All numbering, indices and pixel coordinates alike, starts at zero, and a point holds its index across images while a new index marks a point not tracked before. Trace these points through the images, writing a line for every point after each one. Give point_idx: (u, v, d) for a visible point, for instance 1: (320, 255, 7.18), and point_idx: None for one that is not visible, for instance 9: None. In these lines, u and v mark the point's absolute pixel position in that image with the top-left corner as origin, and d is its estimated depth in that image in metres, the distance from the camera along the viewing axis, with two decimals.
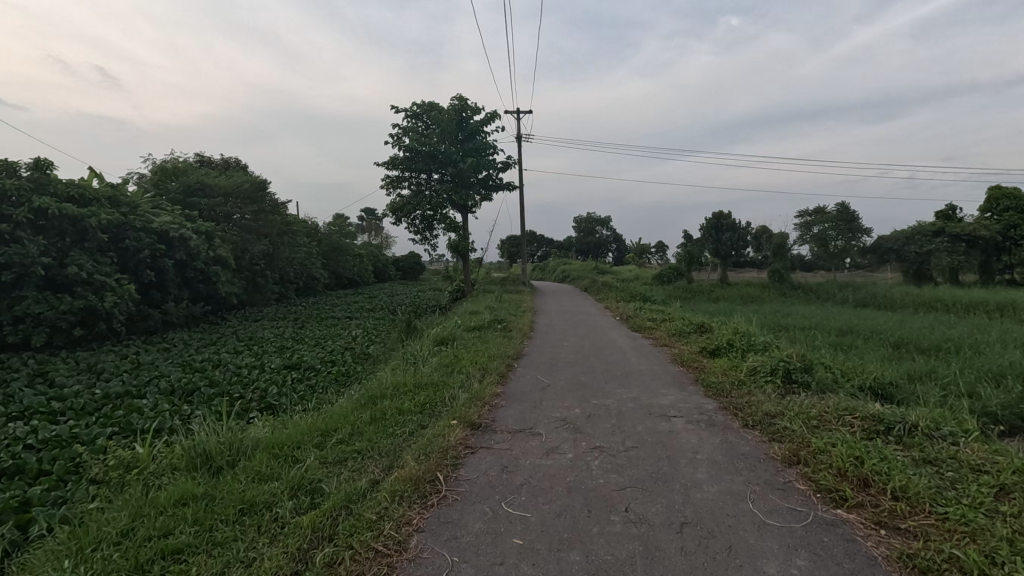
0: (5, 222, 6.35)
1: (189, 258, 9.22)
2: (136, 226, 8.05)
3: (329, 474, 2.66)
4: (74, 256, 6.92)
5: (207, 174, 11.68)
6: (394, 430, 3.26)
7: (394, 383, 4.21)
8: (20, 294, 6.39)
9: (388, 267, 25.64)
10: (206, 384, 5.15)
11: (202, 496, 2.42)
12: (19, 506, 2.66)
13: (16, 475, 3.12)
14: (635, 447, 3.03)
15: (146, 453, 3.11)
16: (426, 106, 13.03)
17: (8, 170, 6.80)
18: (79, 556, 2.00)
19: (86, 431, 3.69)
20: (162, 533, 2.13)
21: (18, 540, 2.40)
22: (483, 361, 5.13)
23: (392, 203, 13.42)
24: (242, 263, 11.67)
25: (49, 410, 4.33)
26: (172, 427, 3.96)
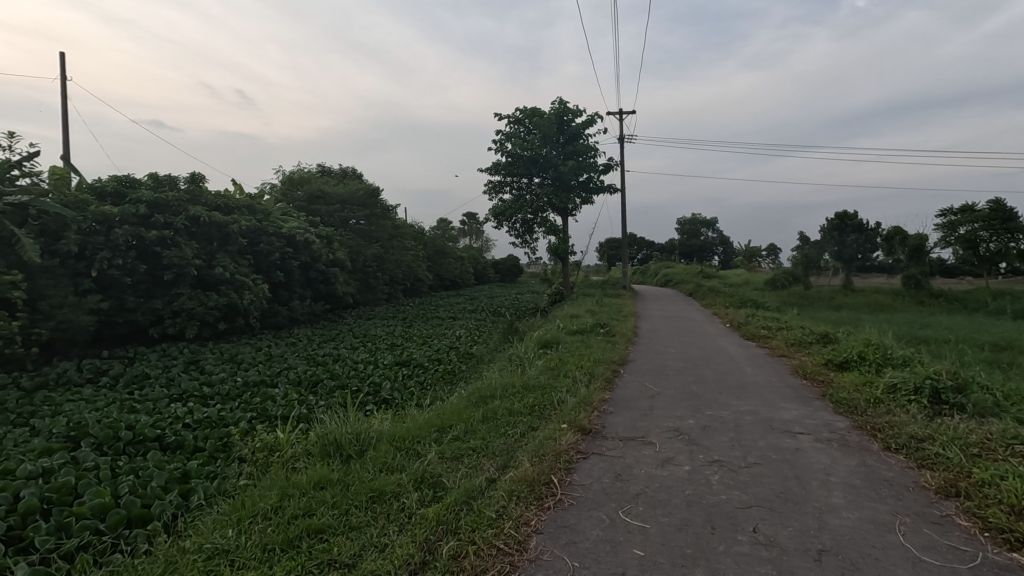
0: (168, 229, 7.33)
1: (313, 260, 10.06)
2: (270, 231, 8.93)
3: (450, 469, 2.76)
4: (220, 259, 7.82)
5: (327, 183, 12.68)
6: (506, 431, 3.33)
7: (502, 384, 4.30)
8: (177, 292, 7.31)
9: (487, 269, 26.26)
10: (328, 376, 5.58)
11: (336, 482, 2.62)
12: (181, 477, 3.05)
13: (178, 449, 3.57)
14: (757, 464, 2.85)
15: (286, 437, 3.44)
16: (529, 112, 13.26)
17: (170, 183, 7.83)
18: (240, 526, 2.26)
19: (233, 415, 4.15)
20: (305, 512, 2.34)
21: (182, 506, 2.75)
22: (588, 365, 5.09)
23: (494, 208, 13.69)
24: (357, 265, 12.52)
25: (201, 393, 4.92)
26: (302, 415, 4.33)
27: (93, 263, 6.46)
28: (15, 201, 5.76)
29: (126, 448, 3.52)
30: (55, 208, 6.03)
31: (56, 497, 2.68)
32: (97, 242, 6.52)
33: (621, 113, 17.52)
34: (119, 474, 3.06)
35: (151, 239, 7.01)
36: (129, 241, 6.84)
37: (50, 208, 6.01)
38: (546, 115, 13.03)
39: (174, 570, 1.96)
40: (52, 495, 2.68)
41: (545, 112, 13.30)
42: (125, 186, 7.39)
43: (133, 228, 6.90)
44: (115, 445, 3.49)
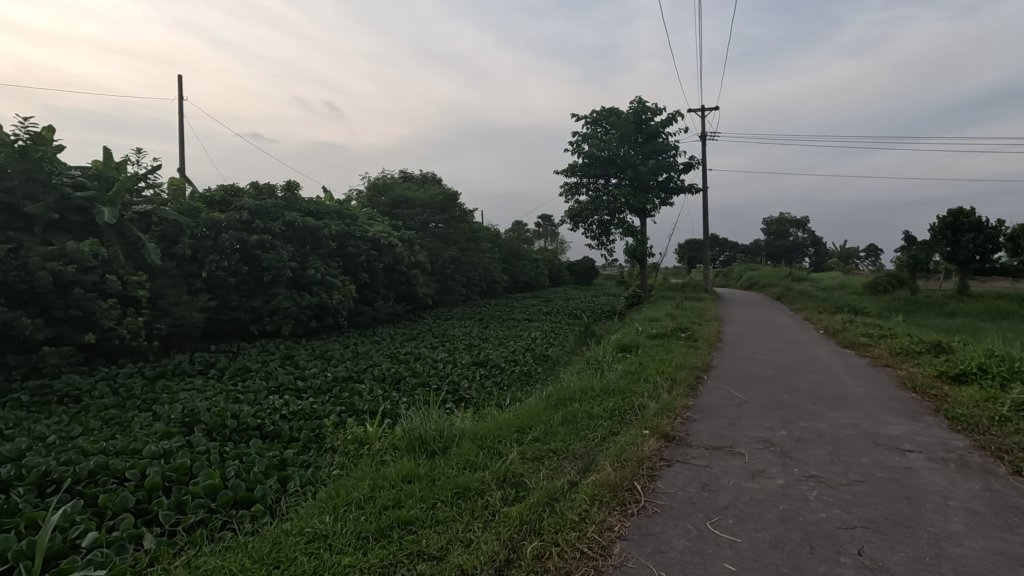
0: (267, 233, 7.91)
1: (396, 262, 10.48)
2: (357, 235, 9.39)
3: (531, 470, 2.78)
4: (312, 261, 8.33)
5: (409, 188, 13.16)
6: (586, 434, 3.30)
7: (581, 387, 4.26)
8: (275, 292, 7.87)
9: (562, 271, 26.20)
10: (410, 374, 5.79)
11: (422, 476, 2.71)
12: (280, 464, 3.27)
13: (276, 439, 3.84)
14: (860, 481, 2.64)
15: (373, 431, 3.60)
16: (606, 112, 13.08)
17: (269, 191, 8.46)
18: (335, 513, 2.39)
19: (324, 408, 4.40)
20: (395, 504, 2.44)
21: (281, 492, 2.95)
22: (670, 370, 4.94)
23: (570, 209, 13.61)
24: (436, 266, 12.90)
25: (296, 387, 5.27)
26: (387, 410, 4.52)
27: (203, 265, 7.09)
28: (141, 209, 6.45)
29: (232, 434, 3.83)
30: (173, 216, 6.68)
31: (175, 477, 2.97)
32: (207, 246, 7.18)
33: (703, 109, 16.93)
34: (226, 459, 3.33)
35: (253, 243, 7.60)
36: (234, 245, 7.46)
37: (169, 215, 6.67)
38: (624, 115, 12.81)
39: (279, 550, 2.11)
40: (172, 475, 2.97)
41: (623, 112, 13.08)
42: (230, 194, 8.06)
43: (237, 233, 7.51)
44: (223, 431, 3.81)
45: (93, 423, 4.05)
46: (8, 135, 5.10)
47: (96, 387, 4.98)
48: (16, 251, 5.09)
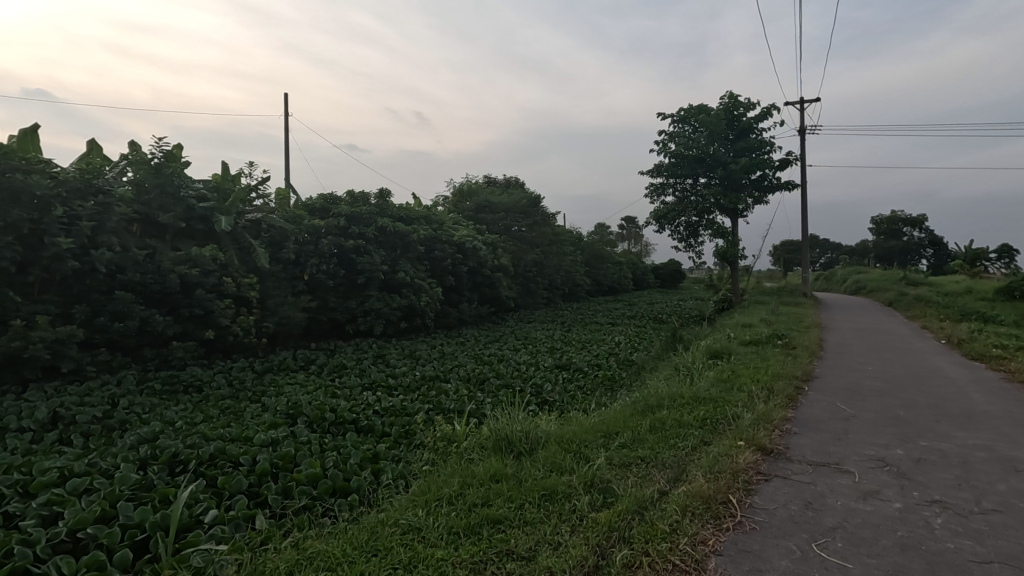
0: (361, 239, 8.37)
1: (480, 265, 10.70)
2: (443, 239, 9.70)
3: (619, 477, 2.73)
4: (402, 265, 8.71)
5: (493, 193, 13.41)
6: (676, 443, 3.19)
7: (670, 394, 4.11)
8: (368, 293, 8.30)
9: (647, 274, 25.50)
10: (494, 376, 5.88)
11: (509, 476, 2.74)
12: (374, 457, 3.44)
13: (370, 433, 4.05)
14: (996, 511, 2.34)
15: (461, 429, 3.70)
16: (694, 109, 12.59)
17: (364, 199, 8.96)
18: (427, 507, 2.48)
19: (414, 406, 4.58)
20: (483, 502, 2.49)
21: (376, 483, 3.11)
22: (766, 379, 4.65)
23: (656, 211, 13.24)
24: (519, 269, 13.02)
25: (388, 384, 5.53)
26: (472, 410, 4.62)
27: (305, 268, 7.63)
28: (253, 218, 7.05)
29: (330, 427, 4.08)
30: (280, 223, 7.25)
31: (281, 464, 3.21)
32: (309, 250, 7.72)
33: (802, 102, 15.87)
34: (326, 449, 3.55)
35: (348, 248, 8.07)
36: (332, 250, 7.96)
37: (276, 223, 7.24)
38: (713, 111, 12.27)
39: (376, 540, 2.22)
40: (278, 462, 3.21)
41: (712, 109, 12.53)
42: (329, 202, 8.62)
43: (335, 238, 8.01)
44: (323, 424, 4.08)
45: (213, 411, 4.47)
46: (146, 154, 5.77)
47: (215, 378, 5.50)
48: (152, 256, 5.74)
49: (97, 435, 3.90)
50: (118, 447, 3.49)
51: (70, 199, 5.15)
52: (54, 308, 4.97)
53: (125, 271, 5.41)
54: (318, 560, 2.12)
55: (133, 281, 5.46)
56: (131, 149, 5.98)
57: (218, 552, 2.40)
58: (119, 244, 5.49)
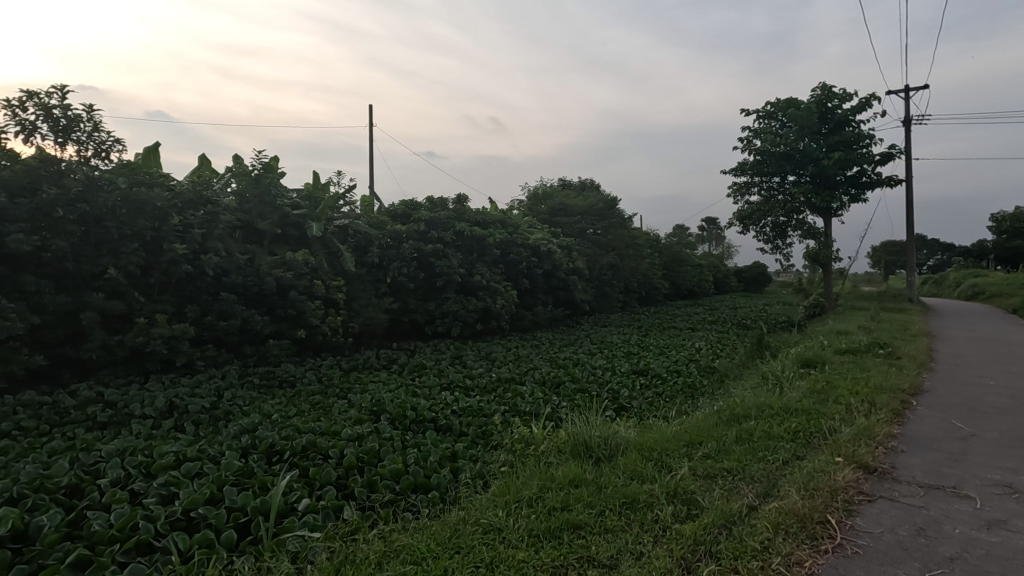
0: (440, 243, 8.61)
1: (554, 268, 10.68)
2: (519, 242, 9.78)
3: (704, 489, 2.62)
4: (479, 268, 8.87)
5: (568, 196, 13.37)
6: (765, 456, 3.02)
7: (758, 404, 3.90)
8: (445, 296, 8.53)
9: (729, 277, 24.36)
10: (569, 379, 5.84)
11: (588, 482, 2.72)
12: (453, 455, 3.52)
13: (449, 432, 4.15)
14: None
15: (538, 432, 3.70)
16: (783, 103, 11.89)
17: (442, 204, 9.22)
18: (507, 508, 2.50)
19: (490, 407, 4.64)
20: (563, 506, 2.48)
21: (455, 482, 3.18)
22: (867, 391, 4.30)
23: (739, 211, 12.65)
24: (594, 272, 12.87)
25: (465, 385, 5.65)
26: (548, 413, 4.62)
27: (387, 271, 7.96)
28: (340, 223, 7.45)
29: (411, 425, 4.23)
30: (365, 229, 7.61)
31: (366, 459, 3.36)
32: (391, 255, 8.04)
33: (908, 90, 14.56)
34: (407, 446, 3.68)
35: (428, 252, 8.32)
36: (412, 254, 8.26)
37: (361, 228, 7.61)
38: (804, 104, 11.53)
39: (458, 537, 2.27)
40: (364, 456, 3.37)
41: (803, 102, 11.77)
42: (410, 208, 8.94)
43: (415, 242, 8.30)
44: (404, 421, 4.23)
45: (304, 406, 4.77)
46: (248, 166, 6.26)
47: (306, 375, 5.86)
48: (252, 260, 6.21)
49: (206, 424, 4.27)
50: (223, 436, 3.80)
51: (184, 209, 5.69)
52: (171, 307, 5.50)
53: (229, 274, 5.89)
54: (403, 554, 2.20)
55: (236, 283, 5.93)
56: (235, 162, 6.52)
57: (311, 539, 2.55)
58: (224, 250, 5.98)
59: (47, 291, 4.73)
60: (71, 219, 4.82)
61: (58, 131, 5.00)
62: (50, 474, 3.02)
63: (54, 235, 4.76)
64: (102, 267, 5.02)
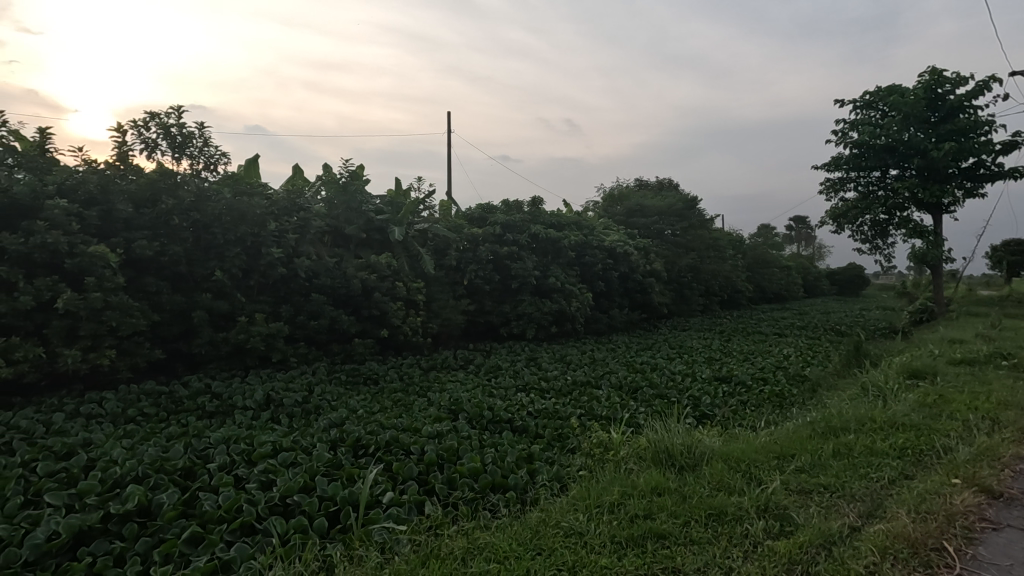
0: (515, 245, 8.68)
1: (631, 270, 10.45)
2: (594, 244, 9.67)
3: (799, 505, 2.47)
4: (554, 270, 8.86)
5: (645, 196, 13.07)
6: (868, 473, 2.79)
7: (858, 417, 3.61)
8: (521, 298, 8.59)
9: (821, 280, 22.78)
10: (647, 385, 5.69)
11: (672, 491, 2.64)
12: (530, 457, 3.53)
13: (525, 433, 4.17)
14: None
15: (618, 437, 3.63)
16: (884, 91, 10.95)
17: (517, 207, 9.30)
18: (588, 512, 2.48)
19: (566, 410, 4.62)
20: (645, 513, 2.43)
21: (533, 484, 3.19)
22: (988, 407, 3.85)
23: (833, 209, 11.81)
24: (672, 275, 12.48)
25: (541, 387, 5.65)
26: (625, 419, 4.53)
27: (464, 274, 8.14)
28: (420, 227, 7.71)
29: (488, 425, 4.29)
30: (443, 232, 7.82)
31: (446, 456, 3.44)
32: (468, 257, 8.22)
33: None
34: (485, 446, 3.74)
35: (504, 254, 8.42)
36: (488, 256, 8.39)
37: (440, 232, 7.83)
38: (909, 91, 10.56)
39: (539, 539, 2.29)
40: (444, 454, 3.45)
41: (907, 89, 10.79)
42: (486, 212, 9.09)
43: (491, 245, 8.43)
44: (481, 421, 4.29)
45: (387, 403, 4.97)
46: (336, 175, 6.63)
47: (388, 373, 6.11)
48: (339, 263, 6.56)
49: (298, 417, 4.56)
50: (314, 429, 4.04)
51: (280, 216, 6.11)
52: (268, 307, 5.93)
53: (319, 276, 6.25)
54: (486, 552, 2.24)
55: (325, 285, 6.29)
56: (325, 171, 6.93)
57: (396, 532, 2.65)
58: (315, 253, 6.37)
59: (165, 291, 5.24)
60: (184, 226, 5.32)
61: (175, 147, 5.53)
62: (168, 457, 3.34)
63: (171, 240, 5.27)
64: (210, 270, 5.50)
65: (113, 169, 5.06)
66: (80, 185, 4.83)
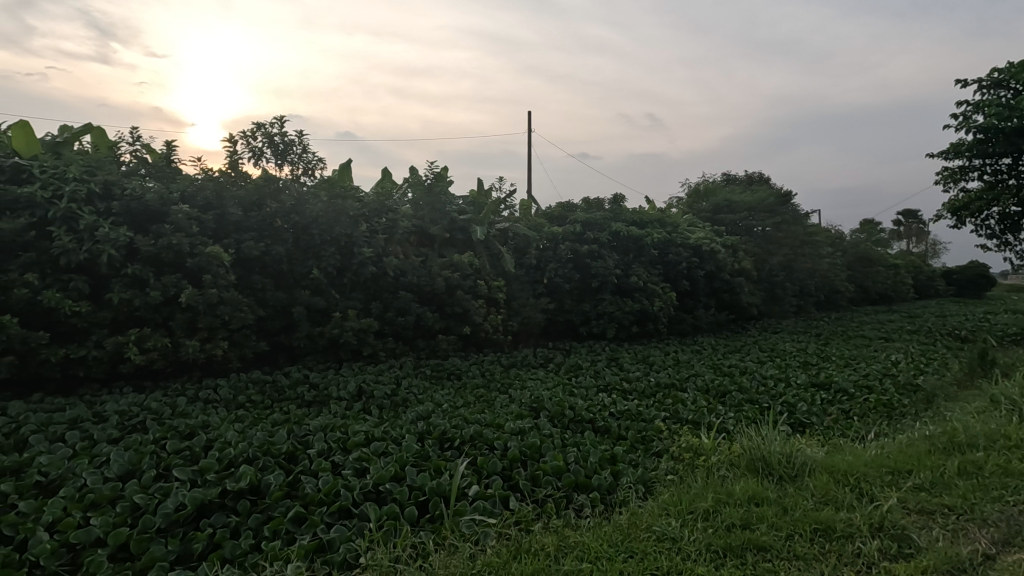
0: (596, 243, 8.56)
1: (718, 269, 9.99)
2: (678, 242, 9.34)
3: (920, 527, 2.27)
4: (635, 269, 8.65)
5: (732, 192, 12.43)
6: (1003, 495, 2.51)
7: (987, 433, 3.24)
8: (601, 297, 8.47)
9: (935, 279, 20.65)
10: (736, 389, 5.42)
11: (772, 501, 2.52)
12: (615, 457, 3.49)
13: (607, 434, 4.11)
14: None
15: (708, 442, 3.49)
16: (1016, 68, 9.72)
17: (598, 205, 9.18)
18: (680, 518, 2.43)
19: (650, 412, 4.50)
20: (744, 523, 2.35)
21: (618, 485, 3.14)
22: None
23: (952, 202, 10.67)
24: (763, 274, 11.80)
25: (623, 388, 5.55)
26: (713, 424, 4.35)
27: (544, 272, 8.15)
28: (502, 227, 7.81)
29: (570, 424, 4.27)
30: (524, 231, 7.87)
31: (529, 453, 3.46)
32: (548, 256, 8.21)
33: None
34: (568, 444, 3.73)
35: (584, 253, 8.34)
36: (569, 255, 8.34)
37: (520, 231, 7.89)
38: None
39: (631, 542, 2.28)
40: (527, 450, 3.48)
41: None
42: (567, 210, 9.05)
43: (571, 243, 8.38)
44: (563, 420, 4.29)
45: (471, 398, 5.08)
46: (422, 176, 6.87)
47: (471, 369, 6.26)
48: (425, 262, 6.79)
49: (388, 409, 4.77)
50: (402, 421, 4.21)
51: (370, 217, 6.42)
52: (359, 304, 6.24)
53: (406, 275, 6.50)
54: (577, 551, 2.26)
55: (412, 283, 6.52)
56: (411, 173, 7.19)
57: (484, 525, 2.72)
58: (402, 253, 6.63)
59: (269, 288, 5.66)
60: (286, 228, 5.74)
61: (278, 155, 5.97)
62: (274, 441, 3.61)
63: (274, 241, 5.69)
64: (308, 268, 5.88)
65: (226, 176, 5.54)
66: (198, 192, 5.33)
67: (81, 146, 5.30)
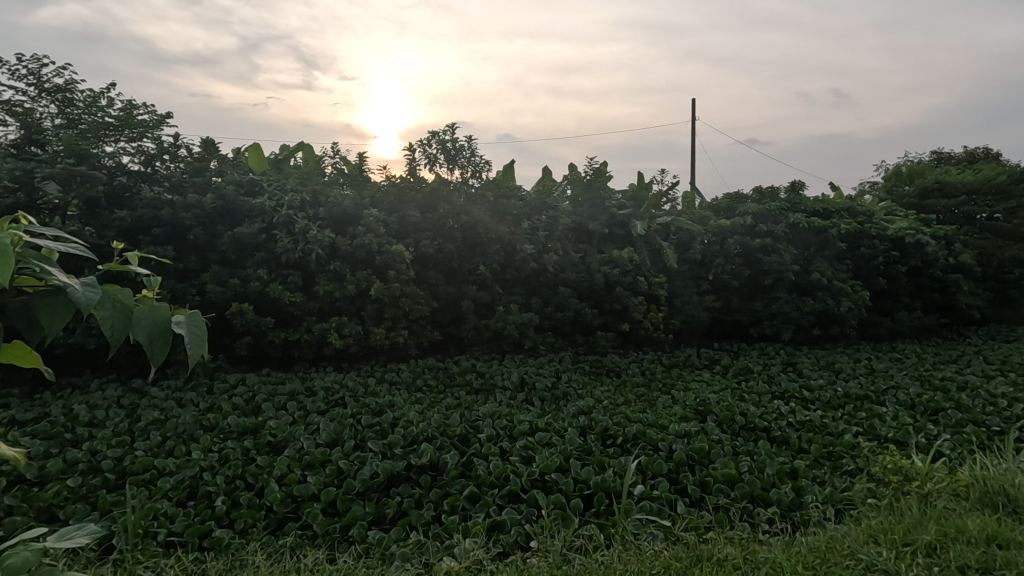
0: (770, 236, 7.79)
1: (927, 265, 8.49)
2: (873, 233, 8.10)
3: None
4: (818, 264, 7.71)
5: (948, 171, 10.37)
6: None
7: None
8: (775, 295, 7.71)
9: None
10: (953, 406, 4.56)
11: (1018, 545, 2.11)
12: (797, 472, 3.16)
13: (785, 445, 3.74)
14: None
15: (921, 466, 3.00)
16: None
17: (773, 194, 8.34)
18: (893, 549, 2.14)
19: (838, 425, 3.98)
20: (981, 569, 2.00)
21: (803, 502, 2.86)
22: None
23: None
24: (990, 270, 9.73)
25: (803, 396, 5.00)
26: (923, 445, 3.71)
27: (710, 268, 7.64)
28: (663, 221, 7.53)
29: (741, 431, 3.95)
30: (687, 225, 7.48)
31: (697, 457, 3.29)
32: (714, 251, 7.67)
33: None
34: (740, 451, 3.46)
35: (756, 247, 7.64)
36: (738, 249, 7.70)
37: (683, 225, 7.52)
38: None
39: (831, 568, 2.07)
40: (695, 455, 3.31)
41: None
42: (736, 202, 8.38)
43: (741, 237, 7.69)
44: (732, 426, 3.99)
45: (631, 396, 4.98)
46: (582, 173, 6.89)
47: (630, 366, 6.14)
48: (583, 259, 6.80)
49: (549, 401, 4.89)
50: (564, 414, 4.27)
51: (532, 215, 6.63)
52: (521, 299, 6.48)
53: (566, 270, 6.59)
54: (766, 568, 2.12)
55: (571, 279, 6.59)
56: (571, 170, 7.25)
57: (654, 526, 2.67)
58: (561, 249, 6.71)
59: (441, 283, 6.14)
60: (456, 227, 6.16)
61: (450, 159, 6.43)
62: (448, 423, 3.90)
63: (446, 240, 6.14)
64: (475, 265, 6.25)
65: (406, 182, 6.12)
66: (384, 197, 5.98)
67: (295, 161, 6.26)
